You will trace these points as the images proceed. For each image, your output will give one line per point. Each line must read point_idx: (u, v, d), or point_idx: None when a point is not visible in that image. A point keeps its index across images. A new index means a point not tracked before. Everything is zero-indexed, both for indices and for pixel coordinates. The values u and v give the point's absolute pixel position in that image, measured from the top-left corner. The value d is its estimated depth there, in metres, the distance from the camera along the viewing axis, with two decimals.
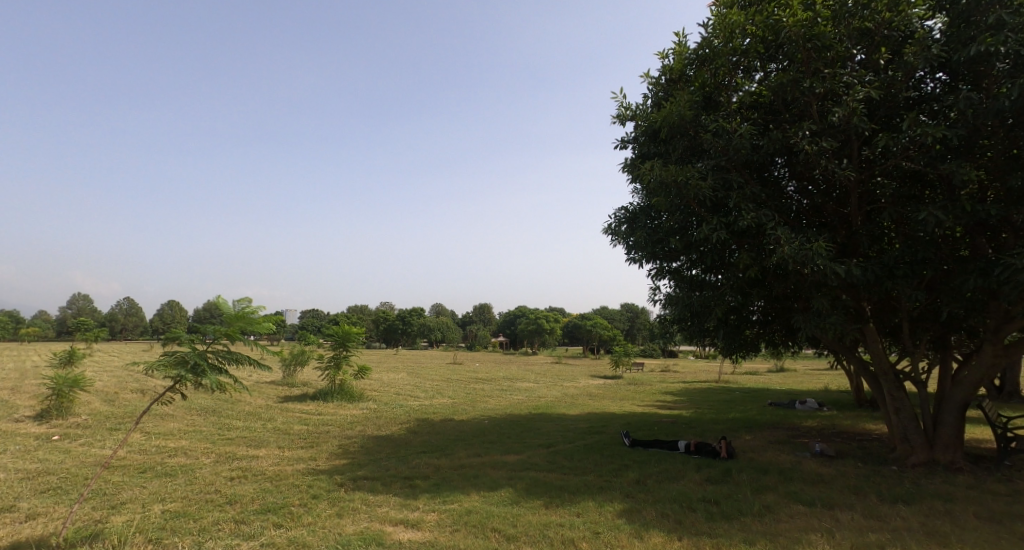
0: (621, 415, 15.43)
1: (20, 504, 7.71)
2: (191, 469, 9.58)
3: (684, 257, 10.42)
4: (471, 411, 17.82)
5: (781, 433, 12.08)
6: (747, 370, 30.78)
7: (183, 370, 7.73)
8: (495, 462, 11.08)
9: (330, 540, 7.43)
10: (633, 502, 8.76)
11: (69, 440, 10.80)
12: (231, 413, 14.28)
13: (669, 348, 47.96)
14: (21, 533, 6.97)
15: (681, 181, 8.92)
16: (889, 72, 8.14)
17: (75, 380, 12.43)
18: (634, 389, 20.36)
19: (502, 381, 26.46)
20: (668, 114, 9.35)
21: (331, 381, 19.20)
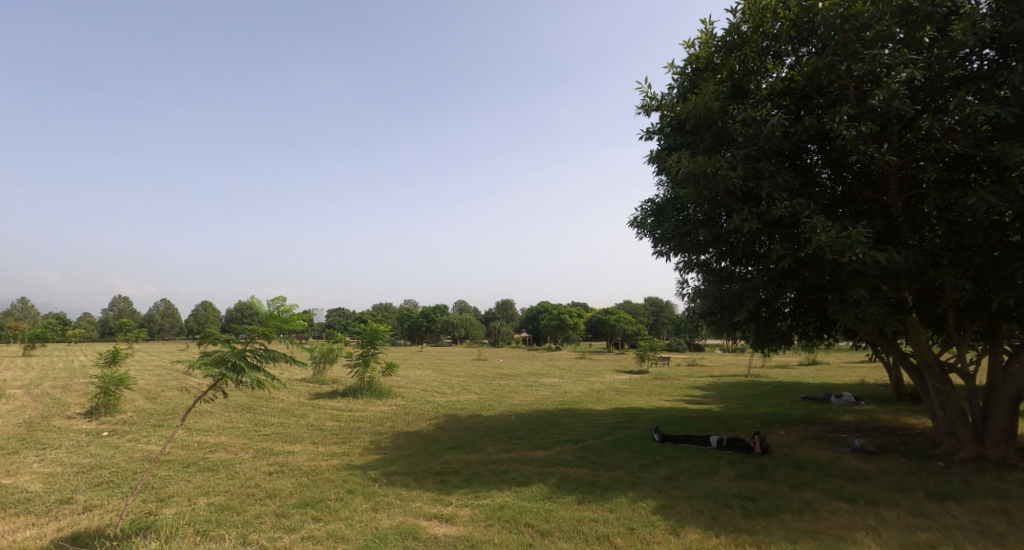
0: (651, 410, 15.29)
1: (76, 497, 8.01)
2: (231, 464, 9.82)
3: (713, 249, 10.30)
4: (498, 407, 17.86)
5: (817, 427, 11.87)
6: (778, 363, 30.24)
7: (224, 370, 7.91)
8: (525, 458, 11.10)
9: (367, 534, 7.55)
10: (667, 498, 8.71)
11: (117, 437, 11.13)
12: (265, 410, 14.55)
13: (695, 342, 47.46)
14: (80, 524, 7.24)
15: (709, 172, 8.82)
16: (933, 50, 7.93)
17: (120, 379, 12.80)
18: (662, 384, 20.15)
19: (527, 377, 26.44)
20: (694, 105, 9.22)
21: (360, 378, 19.46)
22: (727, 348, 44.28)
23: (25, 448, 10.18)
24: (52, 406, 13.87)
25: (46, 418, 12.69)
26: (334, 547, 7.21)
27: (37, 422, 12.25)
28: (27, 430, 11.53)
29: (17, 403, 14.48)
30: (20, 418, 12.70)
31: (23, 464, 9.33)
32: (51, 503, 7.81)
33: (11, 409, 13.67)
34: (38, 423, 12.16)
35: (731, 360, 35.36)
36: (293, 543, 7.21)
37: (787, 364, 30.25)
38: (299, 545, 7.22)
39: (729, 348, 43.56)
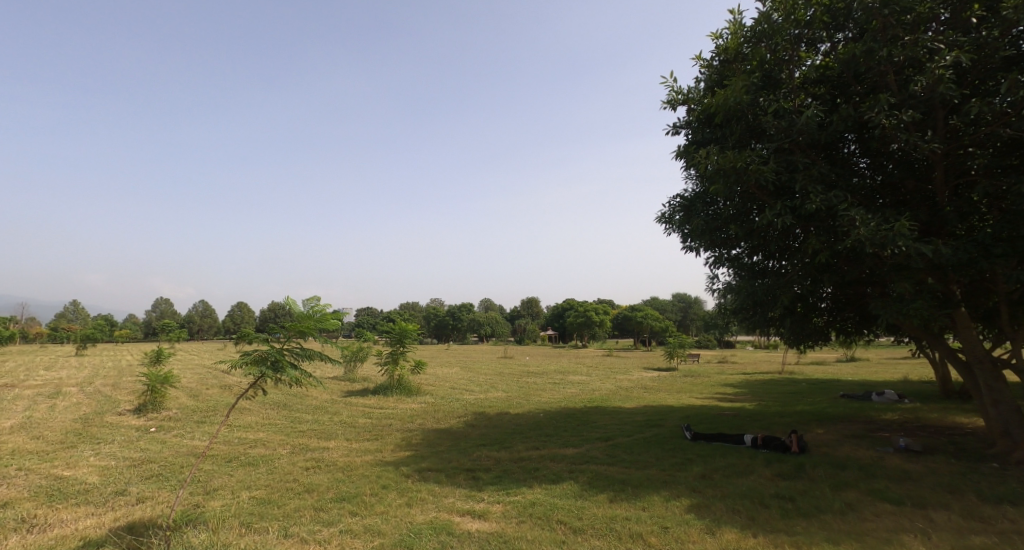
0: (681, 408, 15.18)
1: (130, 489, 8.33)
2: (271, 459, 10.10)
3: (745, 243, 10.21)
4: (526, 405, 17.93)
5: (857, 426, 11.62)
6: (812, 360, 29.58)
7: (264, 367, 8.15)
8: (555, 455, 11.14)
9: (402, 529, 7.69)
10: (701, 497, 8.65)
11: (163, 432, 11.54)
12: (300, 407, 14.90)
13: (725, 339, 46.79)
14: (134, 514, 7.55)
15: (740, 167, 8.77)
16: (982, 31, 7.70)
17: (166, 376, 13.25)
18: (691, 382, 19.93)
19: (554, 375, 26.46)
20: (724, 99, 9.15)
21: (389, 376, 19.76)
22: (759, 346, 43.38)
23: (79, 443, 10.63)
24: (103, 403, 14.43)
25: (97, 414, 13.23)
26: (371, 541, 7.36)
27: (90, 417, 12.77)
28: (80, 425, 12.03)
29: (71, 399, 15.11)
30: (74, 413, 13.26)
31: (79, 458, 9.75)
32: (107, 495, 8.15)
33: (66, 405, 14.29)
34: (91, 418, 12.67)
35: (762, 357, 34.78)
36: (332, 536, 7.39)
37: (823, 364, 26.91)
38: (338, 538, 7.38)
39: (760, 345, 42.78)
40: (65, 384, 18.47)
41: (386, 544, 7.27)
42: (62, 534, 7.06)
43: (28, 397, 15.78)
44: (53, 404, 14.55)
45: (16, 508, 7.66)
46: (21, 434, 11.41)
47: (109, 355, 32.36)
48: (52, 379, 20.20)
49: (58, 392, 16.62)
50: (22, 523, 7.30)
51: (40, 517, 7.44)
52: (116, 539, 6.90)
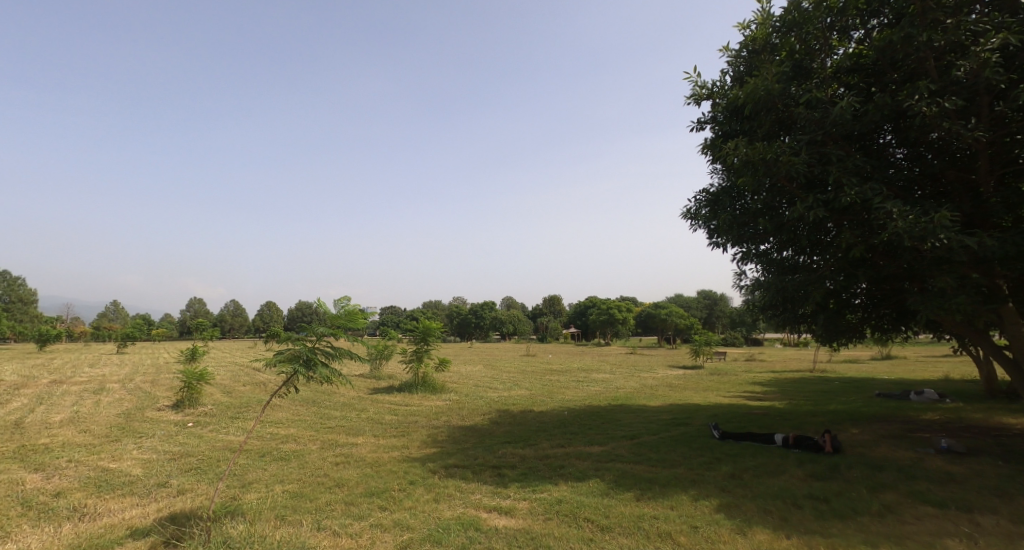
0: (708, 407, 15.01)
1: (171, 481, 8.58)
2: (302, 454, 10.28)
3: (775, 238, 10.09)
4: (550, 403, 17.90)
5: (895, 426, 11.35)
6: (845, 358, 28.85)
7: (298, 364, 8.31)
8: (581, 453, 11.11)
9: (430, 524, 7.76)
10: (731, 497, 8.55)
11: (200, 427, 11.84)
12: (328, 404, 15.12)
13: (752, 337, 45.94)
14: (176, 505, 7.78)
15: (770, 159, 8.70)
16: None
17: (202, 373, 13.52)
18: (718, 380, 19.66)
19: (578, 373, 26.35)
20: (753, 89, 9.09)
21: (414, 373, 19.91)
22: (788, 344, 42.44)
23: (122, 436, 10.97)
24: (143, 399, 14.85)
25: (138, 409, 13.62)
26: (400, 535, 7.45)
27: (131, 412, 13.15)
28: (123, 420, 12.41)
29: (114, 395, 15.61)
30: (117, 408, 13.69)
31: (122, 451, 10.07)
32: (150, 486, 8.41)
33: (109, 401, 14.75)
34: (132, 413, 13.06)
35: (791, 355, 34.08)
36: (363, 530, 7.49)
37: (859, 364, 25.28)
38: (368, 532, 7.48)
39: (790, 343, 41.87)
40: (107, 380, 19.07)
41: (415, 539, 7.35)
42: (109, 523, 7.31)
43: (74, 392, 16.35)
44: (98, 399, 15.05)
45: (66, 498, 7.96)
46: (68, 428, 11.83)
47: (147, 355, 33.02)
48: (94, 375, 20.88)
49: (101, 388, 17.16)
50: (72, 512, 7.59)
51: (89, 507, 7.73)
52: (160, 529, 7.12)
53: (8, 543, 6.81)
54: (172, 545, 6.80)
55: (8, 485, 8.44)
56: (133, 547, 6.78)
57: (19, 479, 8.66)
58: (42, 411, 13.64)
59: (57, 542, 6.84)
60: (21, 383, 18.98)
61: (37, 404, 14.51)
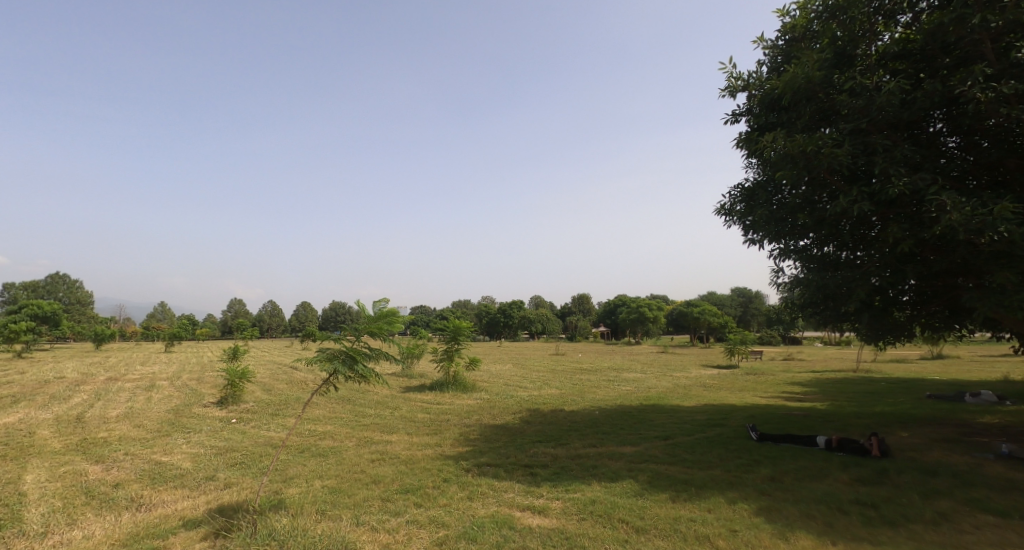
0: (745, 407, 14.71)
1: (218, 475, 8.86)
2: (339, 451, 10.44)
3: (816, 233, 9.86)
4: (581, 402, 17.78)
5: (948, 430, 10.91)
6: (891, 358, 27.85)
7: (337, 363, 8.44)
8: (613, 453, 11.00)
9: (465, 521, 7.78)
10: (771, 500, 8.36)
11: (243, 423, 12.13)
12: (362, 402, 15.33)
13: (791, 336, 44.87)
14: (224, 497, 8.07)
15: (811, 150, 8.52)
16: None
17: (244, 372, 13.85)
18: (754, 379, 19.21)
19: (609, 373, 26.11)
20: (793, 79, 8.93)
21: (445, 372, 20.00)
22: (828, 343, 41.22)
23: (172, 431, 11.33)
24: (190, 396, 15.28)
25: (186, 405, 14.04)
26: (435, 532, 7.49)
27: (179, 408, 13.56)
28: (172, 415, 12.81)
29: (164, 391, 16.14)
30: (166, 404, 14.13)
31: (173, 445, 10.40)
32: (199, 479, 8.71)
33: (159, 397, 15.24)
34: (181, 409, 13.46)
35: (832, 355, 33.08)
36: (399, 526, 7.55)
37: (907, 364, 24.24)
38: (404, 528, 7.53)
39: (830, 343, 40.70)
40: (157, 377, 19.73)
41: (450, 536, 7.38)
42: (163, 513, 7.62)
43: (126, 389, 16.97)
44: (149, 395, 15.57)
45: (123, 489, 8.31)
46: (122, 422, 12.27)
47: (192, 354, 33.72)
48: (145, 373, 21.62)
49: (152, 385, 17.76)
50: (130, 502, 7.93)
51: (145, 498, 8.05)
52: (210, 521, 7.38)
53: (72, 530, 7.18)
54: (222, 537, 7.02)
55: (71, 476, 8.83)
56: (185, 537, 7.05)
57: (80, 471, 9.04)
58: (99, 406, 14.20)
59: (117, 530, 7.18)
60: (78, 379, 19.82)
61: (94, 400, 15.10)
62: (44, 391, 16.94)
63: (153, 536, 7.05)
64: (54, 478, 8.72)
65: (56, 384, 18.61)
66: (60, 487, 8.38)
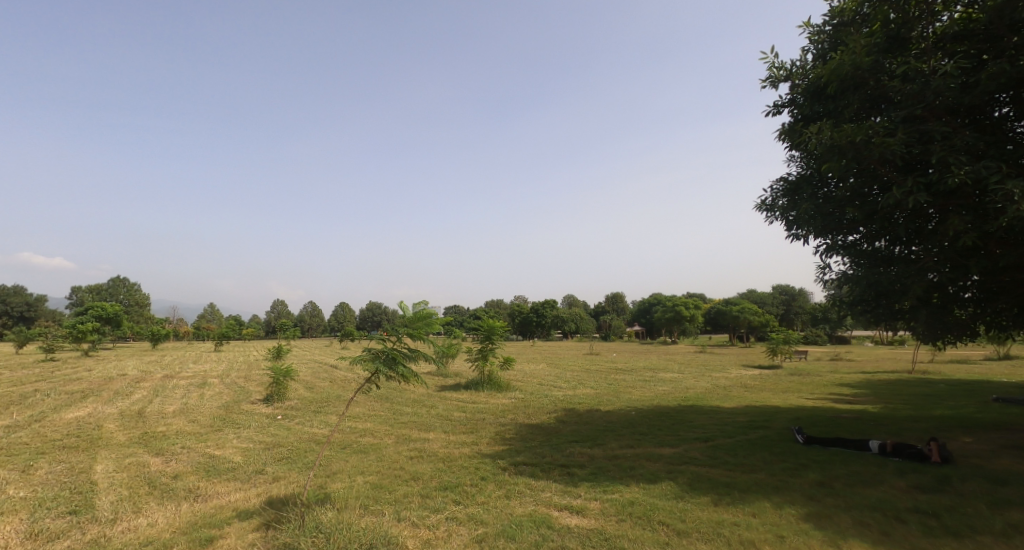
0: (790, 409, 14.21)
1: (267, 469, 9.05)
2: (379, 447, 10.50)
3: (866, 227, 9.45)
4: (617, 402, 17.49)
5: (1014, 435, 10.27)
6: (949, 359, 26.50)
7: (380, 363, 8.47)
8: (652, 454, 10.75)
9: (504, 519, 7.69)
10: (820, 506, 8.03)
11: (288, 420, 12.32)
12: (400, 400, 15.42)
13: (838, 335, 43.41)
14: (273, 491, 8.25)
15: (860, 140, 8.17)
16: None
17: (288, 370, 14.02)
18: (799, 380, 18.55)
19: (645, 372, 25.67)
20: (840, 66, 8.59)
21: (480, 372, 19.96)
22: (880, 343, 39.60)
23: (224, 426, 11.61)
24: (238, 393, 15.68)
25: (235, 401, 14.39)
26: (474, 529, 7.44)
27: (229, 405, 13.90)
28: (224, 411, 13.13)
29: (215, 388, 16.62)
30: (217, 401, 14.50)
31: (225, 439, 10.66)
32: (249, 473, 8.91)
33: (211, 394, 15.67)
34: (230, 406, 13.80)
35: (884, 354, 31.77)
36: (439, 523, 7.55)
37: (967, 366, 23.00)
38: (444, 525, 7.52)
39: (882, 343, 39.12)
40: (209, 375, 20.33)
41: (489, 534, 7.32)
42: (218, 504, 7.86)
43: (181, 386, 17.55)
44: (202, 392, 16.05)
45: (182, 481, 8.57)
46: (178, 417, 12.64)
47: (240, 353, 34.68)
48: (197, 370, 22.34)
49: (204, 382, 18.30)
50: (188, 492, 8.19)
51: (201, 489, 8.29)
52: (261, 513, 7.57)
53: (138, 517, 7.47)
54: (273, 528, 7.17)
55: (135, 467, 9.14)
56: (238, 527, 7.22)
57: (143, 462, 9.35)
58: (158, 401, 14.71)
59: (177, 519, 7.45)
60: (137, 376, 20.60)
61: (152, 396, 15.63)
62: (108, 386, 17.67)
63: (209, 526, 7.27)
64: (120, 468, 9.05)
65: (119, 380, 19.32)
66: (126, 477, 8.69)
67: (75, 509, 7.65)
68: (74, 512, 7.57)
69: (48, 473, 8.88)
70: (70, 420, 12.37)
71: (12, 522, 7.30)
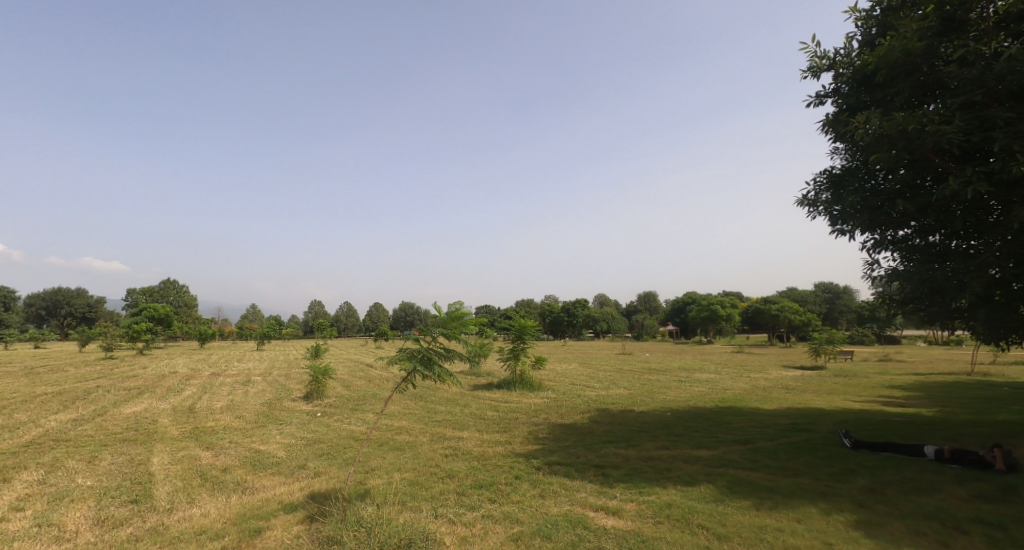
0: (836, 411, 13.65)
1: (308, 464, 9.10)
2: (414, 445, 10.46)
3: (918, 221, 8.98)
4: (652, 402, 17.17)
5: None
6: (1009, 360, 25.10)
7: (417, 363, 8.41)
8: (688, 456, 10.42)
9: (539, 519, 7.54)
10: (871, 513, 7.63)
11: (327, 417, 12.42)
12: (434, 399, 15.39)
13: (887, 334, 41.78)
14: (315, 485, 8.28)
15: (913, 129, 7.76)
16: None
17: (326, 368, 14.30)
18: (844, 382, 17.85)
19: (681, 372, 25.13)
20: (889, 52, 8.17)
21: (513, 372, 19.82)
22: (933, 343, 37.90)
23: (268, 422, 11.76)
24: (280, 390, 15.91)
25: (277, 398, 14.60)
26: (510, 528, 7.32)
27: (272, 402, 14.10)
28: (267, 407, 13.33)
29: (258, 386, 16.91)
30: (261, 398, 14.74)
31: (269, 435, 10.78)
32: (292, 467, 8.98)
33: (255, 391, 15.94)
34: (273, 403, 14.00)
35: (939, 355, 30.28)
36: (475, 521, 7.45)
37: None
38: (480, 523, 7.43)
39: (936, 343, 37.43)
40: (252, 373, 20.75)
41: (525, 533, 7.19)
42: (265, 497, 7.92)
43: (227, 383, 17.92)
44: (247, 389, 16.34)
45: (231, 473, 8.68)
46: (225, 413, 12.86)
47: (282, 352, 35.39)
48: (241, 369, 22.82)
49: (248, 380, 18.65)
50: (237, 485, 8.28)
51: (249, 482, 8.38)
52: (305, 506, 7.60)
53: (192, 507, 7.58)
54: (317, 521, 7.18)
55: (187, 460, 9.30)
56: (284, 520, 7.26)
57: (195, 455, 9.51)
58: (207, 398, 15.03)
59: (228, 510, 7.54)
60: (187, 374, 21.18)
61: (201, 392, 15.98)
62: (161, 383, 18.19)
63: (257, 517, 7.33)
64: (174, 461, 9.22)
65: (171, 378, 19.87)
66: (180, 469, 8.85)
67: (136, 498, 7.80)
68: (135, 501, 7.72)
69: (109, 464, 9.09)
70: (128, 415, 12.71)
71: (79, 509, 7.49)
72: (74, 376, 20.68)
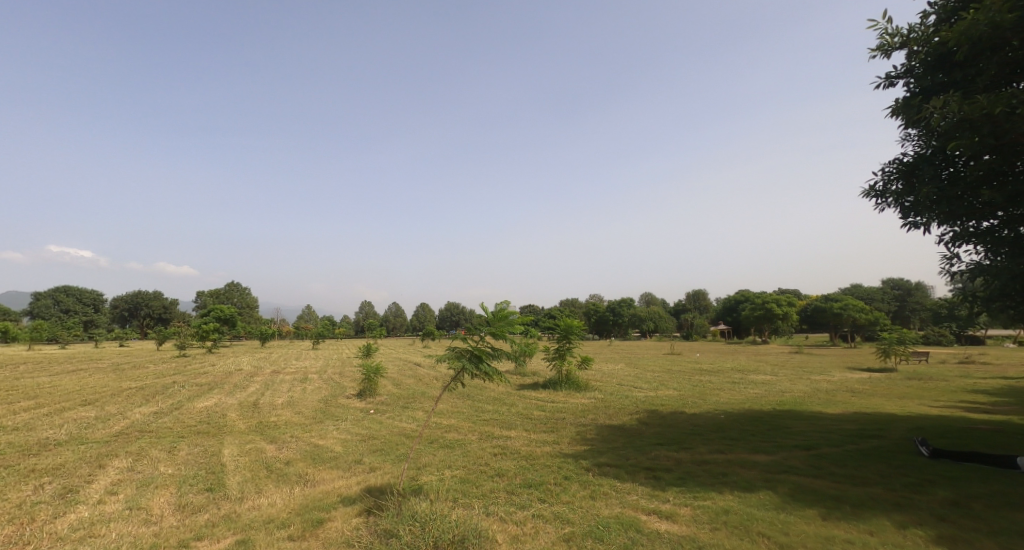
0: (907, 417, 12.72)
1: (364, 459, 9.07)
2: (463, 443, 10.31)
3: (1006, 210, 8.20)
4: (705, 404, 16.50)
5: None
6: None
7: (465, 361, 8.27)
8: (745, 461, 9.86)
9: (590, 520, 7.23)
10: (954, 528, 6.97)
11: (380, 414, 12.44)
12: (480, 398, 15.24)
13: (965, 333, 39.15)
14: (370, 480, 8.22)
15: (1000, 111, 7.06)
16: None
17: (377, 366, 14.32)
18: (916, 386, 16.69)
19: (734, 374, 24.17)
20: (970, 28, 7.45)
21: (558, 372, 19.46)
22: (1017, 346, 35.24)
23: (324, 418, 11.86)
24: (334, 388, 16.11)
25: (332, 396, 14.75)
26: (561, 529, 7.05)
27: (328, 399, 14.26)
28: (323, 404, 13.45)
29: (316, 383, 17.18)
30: (318, 395, 14.93)
31: (327, 430, 10.85)
32: (348, 462, 8.96)
33: (313, 388, 16.18)
34: (328, 400, 14.14)
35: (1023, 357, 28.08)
36: (526, 520, 7.21)
37: None
38: (531, 522, 7.19)
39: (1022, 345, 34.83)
40: (309, 371, 21.03)
41: (576, 534, 6.91)
42: (325, 489, 7.91)
43: (288, 380, 18.29)
44: (304, 387, 16.62)
45: (293, 466, 8.74)
46: (286, 409, 13.07)
47: (337, 351, 36.10)
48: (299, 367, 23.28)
49: (305, 377, 18.99)
50: (300, 477, 8.31)
51: (312, 475, 8.40)
52: (363, 499, 7.55)
53: (260, 497, 7.64)
54: (374, 515, 7.11)
55: (255, 451, 9.44)
56: (343, 511, 7.22)
57: (261, 447, 9.65)
58: (268, 394, 15.35)
59: (293, 501, 7.57)
60: (252, 372, 21.80)
61: (264, 389, 16.34)
62: (229, 380, 18.71)
63: (319, 508, 7.31)
64: (243, 452, 9.37)
65: (237, 375, 20.48)
66: (249, 460, 8.97)
67: (211, 486, 7.93)
68: (210, 489, 7.84)
69: (186, 454, 9.32)
70: (201, 409, 13.09)
71: (163, 495, 7.66)
72: (154, 372, 21.00)
